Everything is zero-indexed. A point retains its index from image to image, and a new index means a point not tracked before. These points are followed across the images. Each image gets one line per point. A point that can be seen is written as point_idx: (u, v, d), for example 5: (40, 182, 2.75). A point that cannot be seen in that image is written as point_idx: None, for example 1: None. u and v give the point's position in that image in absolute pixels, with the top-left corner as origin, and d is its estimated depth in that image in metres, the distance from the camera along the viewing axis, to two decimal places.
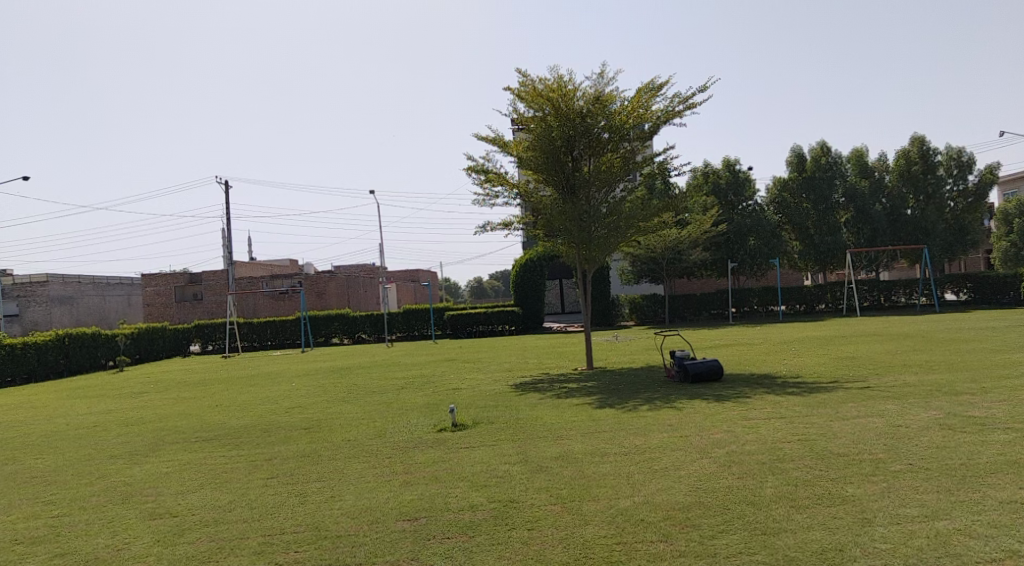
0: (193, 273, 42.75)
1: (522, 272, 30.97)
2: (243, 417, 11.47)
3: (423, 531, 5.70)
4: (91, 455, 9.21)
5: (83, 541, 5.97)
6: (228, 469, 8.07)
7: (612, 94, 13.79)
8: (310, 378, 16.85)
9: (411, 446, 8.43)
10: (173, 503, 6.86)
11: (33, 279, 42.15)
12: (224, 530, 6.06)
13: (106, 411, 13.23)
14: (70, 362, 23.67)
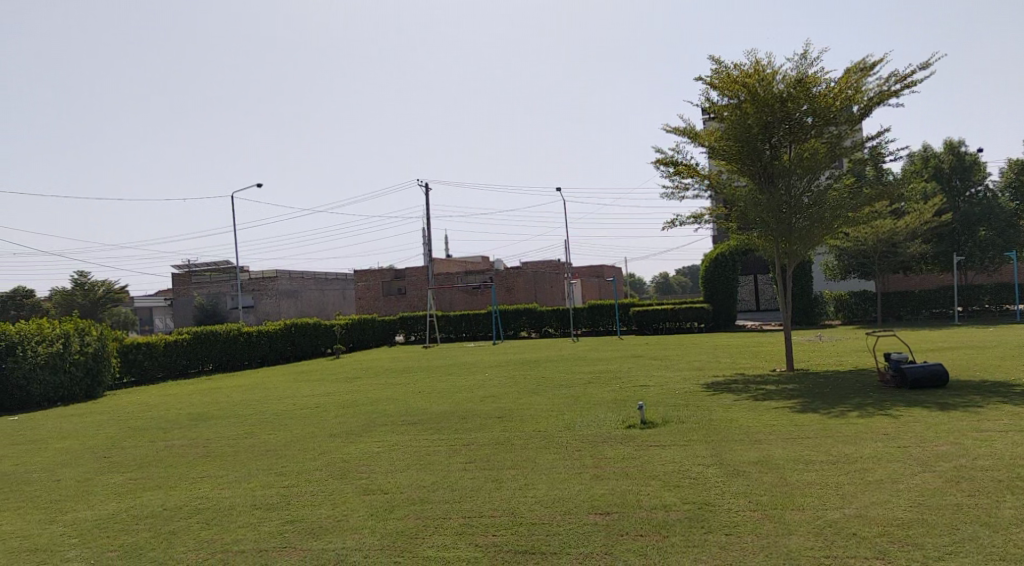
0: (398, 269, 45.76)
1: (714, 267, 29.95)
2: (443, 404, 12.11)
3: (616, 527, 5.69)
4: (314, 433, 10.18)
5: (309, 510, 6.60)
6: (431, 452, 8.55)
7: (816, 75, 12.92)
8: (503, 370, 17.40)
9: (602, 440, 8.45)
10: (383, 481, 7.38)
11: (264, 274, 47.18)
12: (429, 510, 6.43)
13: (326, 394, 14.56)
14: (296, 349, 26.22)
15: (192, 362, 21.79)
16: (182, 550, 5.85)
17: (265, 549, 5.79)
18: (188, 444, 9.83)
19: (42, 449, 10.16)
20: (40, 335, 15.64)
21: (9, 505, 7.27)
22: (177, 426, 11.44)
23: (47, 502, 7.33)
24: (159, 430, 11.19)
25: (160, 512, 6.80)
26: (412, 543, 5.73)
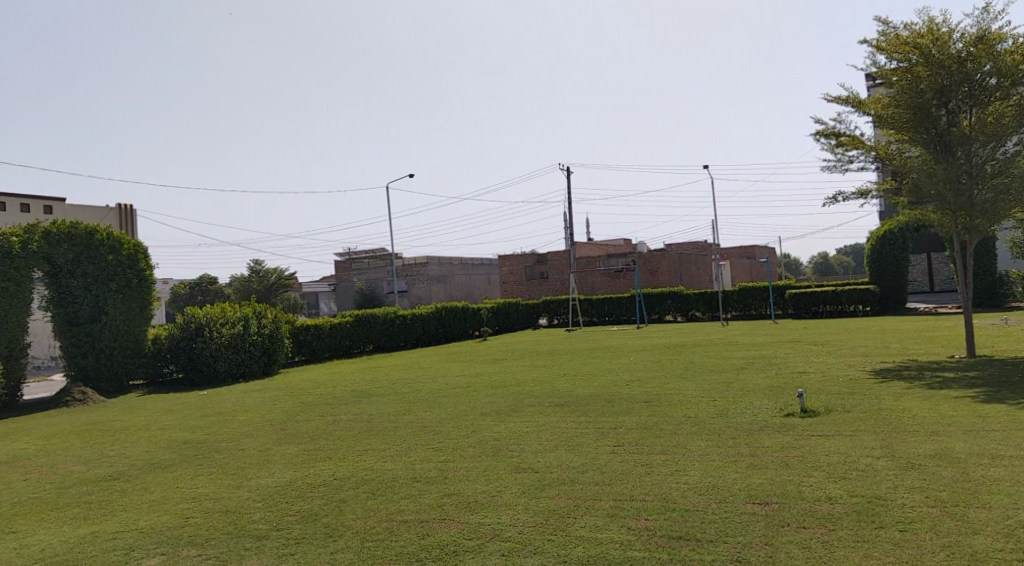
0: (541, 253, 46.19)
1: (880, 245, 27.94)
2: (590, 387, 12.12)
3: (776, 517, 5.48)
4: (465, 411, 10.50)
5: (464, 485, 6.83)
6: (580, 434, 8.59)
7: (1001, 31, 11.70)
8: (650, 354, 17.15)
9: (758, 428, 8.13)
10: (534, 460, 7.50)
11: (416, 260, 49.18)
12: (580, 490, 6.47)
13: (474, 374, 14.99)
14: (446, 331, 27.12)
15: (353, 343, 23.11)
16: (351, 517, 6.25)
17: (426, 520, 6.07)
18: (352, 419, 10.47)
19: (228, 421, 11.18)
20: (223, 317, 17.30)
21: (203, 471, 8.07)
22: (342, 402, 12.20)
23: (233, 469, 8.06)
24: (327, 405, 11.98)
25: (331, 481, 7.30)
26: (564, 522, 5.80)
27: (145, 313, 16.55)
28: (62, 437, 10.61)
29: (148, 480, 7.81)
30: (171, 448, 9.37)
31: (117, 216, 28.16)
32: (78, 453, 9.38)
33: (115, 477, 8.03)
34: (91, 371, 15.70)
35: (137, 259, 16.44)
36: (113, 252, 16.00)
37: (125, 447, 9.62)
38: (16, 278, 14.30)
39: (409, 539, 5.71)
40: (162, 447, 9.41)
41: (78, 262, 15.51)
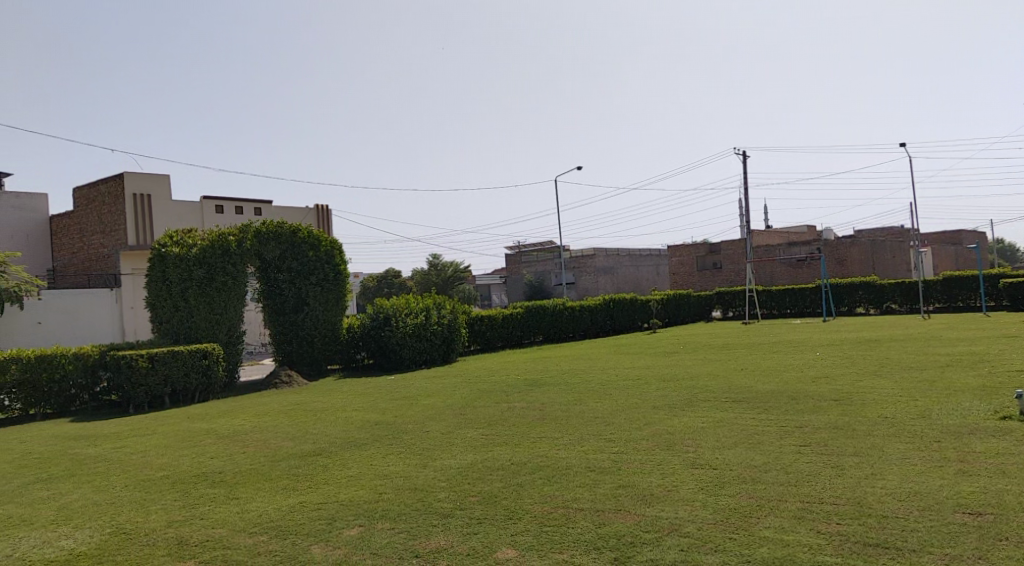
0: (714, 243, 44.69)
1: None
2: (771, 382, 11.57)
3: (992, 530, 4.96)
4: (638, 404, 10.41)
5: (640, 477, 6.78)
6: (760, 431, 8.25)
7: None
8: (837, 349, 16.09)
9: (967, 432, 7.38)
10: (712, 457, 7.30)
11: (585, 252, 49.35)
12: (763, 490, 6.21)
13: (646, 367, 14.82)
14: (615, 322, 27.00)
15: (525, 333, 23.66)
16: (530, 502, 6.41)
17: (602, 509, 6.09)
18: (527, 407, 10.72)
19: (413, 404, 11.85)
20: (407, 308, 18.35)
21: (392, 450, 8.62)
22: (516, 390, 12.53)
23: (419, 449, 8.54)
24: (502, 392, 12.36)
25: (508, 466, 7.52)
26: (747, 522, 5.59)
27: (340, 304, 17.88)
28: (272, 415, 11.76)
29: (345, 457, 8.46)
30: (364, 428, 10.09)
31: (314, 215, 30.57)
32: (285, 430, 10.35)
33: (317, 453, 8.78)
34: (295, 355, 17.26)
35: (333, 255, 17.78)
36: (312, 248, 17.41)
37: (324, 426, 10.49)
38: (232, 272, 15.97)
39: (586, 527, 5.77)
40: (357, 427, 10.16)
41: (283, 257, 17.05)
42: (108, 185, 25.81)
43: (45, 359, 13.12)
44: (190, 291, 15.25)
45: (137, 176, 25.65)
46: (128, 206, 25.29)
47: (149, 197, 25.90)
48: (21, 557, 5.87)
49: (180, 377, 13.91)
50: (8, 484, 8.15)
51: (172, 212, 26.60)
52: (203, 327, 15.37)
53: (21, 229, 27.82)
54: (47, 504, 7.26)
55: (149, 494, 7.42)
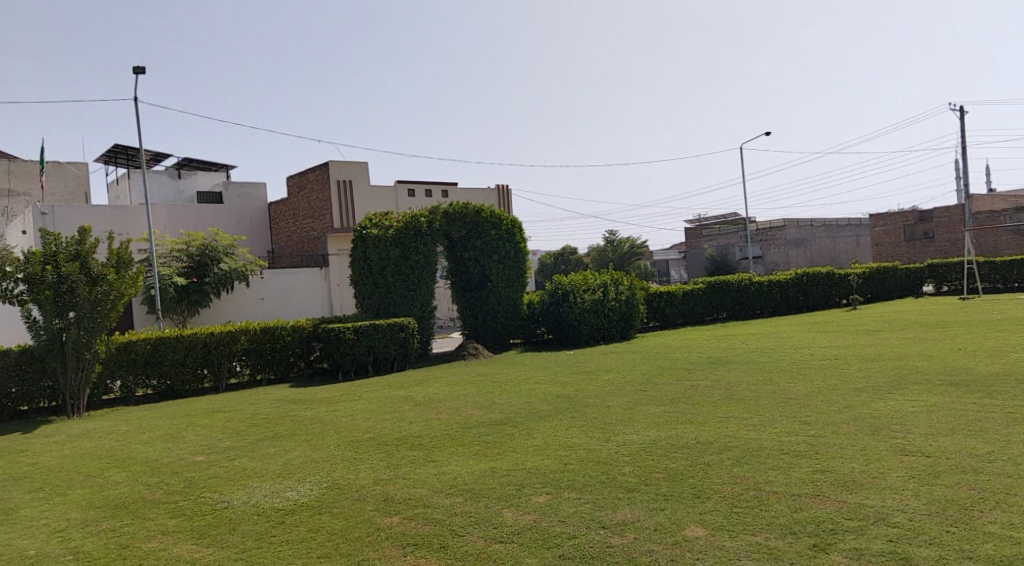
0: (924, 211, 40.66)
1: None
2: (995, 364, 10.39)
3: None
4: (836, 385, 9.77)
5: (840, 462, 6.38)
6: (981, 417, 7.45)
7: None
8: None
9: None
10: (924, 444, 6.70)
11: (774, 223, 46.85)
12: (987, 482, 5.62)
13: (846, 345, 13.84)
14: (808, 298, 25.46)
15: (708, 310, 23.00)
16: (719, 482, 6.25)
17: (798, 494, 5.81)
18: (713, 385, 10.43)
19: (594, 379, 11.95)
20: (586, 283, 18.47)
21: (577, 422, 8.75)
22: (700, 368, 12.22)
23: (603, 423, 8.60)
24: (686, 370, 12.11)
25: (696, 444, 7.36)
26: (968, 515, 5.09)
27: (522, 280, 18.32)
28: (462, 385, 12.35)
29: (532, 427, 8.71)
30: (548, 400, 10.33)
31: (497, 195, 31.48)
32: (475, 399, 10.84)
33: (506, 422, 9.11)
34: (480, 329, 17.95)
35: (514, 234, 18.23)
36: (496, 228, 17.93)
37: (510, 397, 10.86)
38: (423, 252, 16.82)
39: (781, 510, 5.54)
40: (542, 399, 10.41)
41: (469, 236, 17.71)
42: (315, 174, 28.16)
43: (268, 330, 14.66)
44: (387, 269, 16.32)
45: (340, 164, 27.76)
46: (332, 192, 27.46)
47: (349, 183, 27.95)
48: (255, 504, 6.63)
49: (381, 347, 14.98)
50: (242, 440, 9.22)
51: (370, 197, 28.51)
52: (400, 303, 16.41)
53: (246, 216, 31.10)
54: (274, 459, 8.13)
55: (357, 454, 8.08)
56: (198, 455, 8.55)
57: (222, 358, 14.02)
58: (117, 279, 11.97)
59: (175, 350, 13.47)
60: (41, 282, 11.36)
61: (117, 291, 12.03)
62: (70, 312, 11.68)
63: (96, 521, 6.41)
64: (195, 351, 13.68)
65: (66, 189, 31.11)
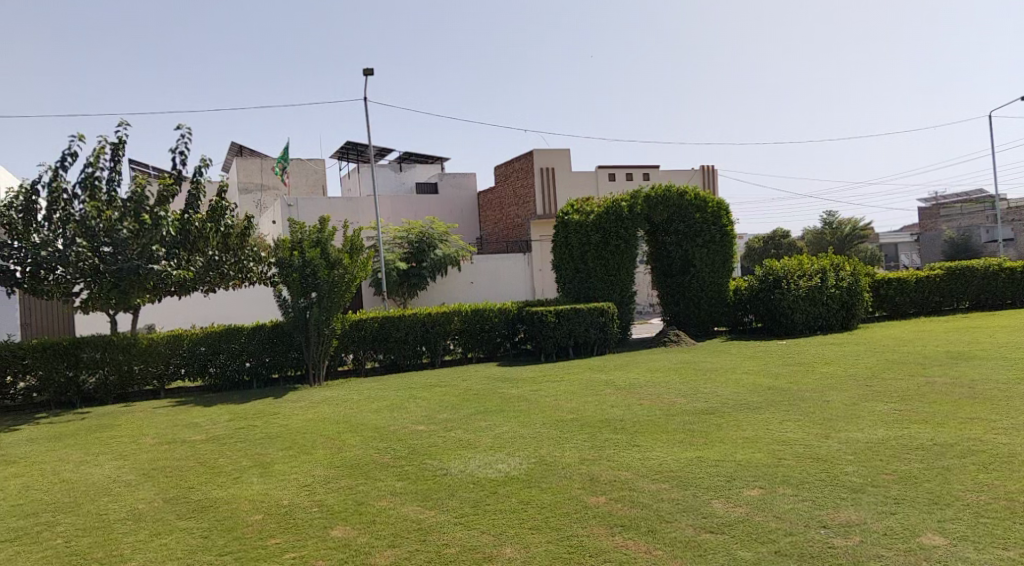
0: None
1: None
2: None
3: None
4: None
5: None
6: None
7: None
8: None
9: None
10: None
11: None
12: None
13: None
14: None
15: (946, 299, 20.72)
16: (961, 489, 5.65)
17: None
18: (951, 383, 9.41)
19: (809, 371, 11.26)
20: (801, 269, 17.38)
21: (791, 416, 8.30)
22: (936, 363, 11.06)
23: (821, 419, 8.07)
24: (919, 365, 11.02)
25: (932, 446, 6.70)
26: None
27: (728, 265, 17.56)
28: (666, 372, 12.19)
29: (741, 418, 8.39)
30: (759, 391, 9.89)
31: (702, 177, 30.54)
32: (680, 387, 10.64)
33: (712, 411, 8.84)
34: (682, 316, 17.61)
35: (721, 215, 17.45)
36: (700, 211, 17.33)
37: (717, 386, 10.53)
38: (625, 237, 16.68)
39: None
40: (751, 390, 9.99)
41: (672, 221, 17.34)
42: (521, 162, 29.00)
43: (478, 311, 15.38)
44: (588, 254, 16.49)
45: (543, 152, 28.36)
46: (536, 179, 28.15)
47: (552, 170, 28.46)
48: (471, 473, 7.02)
49: (582, 332, 15.16)
50: (457, 413, 9.79)
51: (573, 183, 28.85)
52: (600, 288, 16.52)
53: (458, 204, 32.77)
54: (486, 432, 8.54)
55: (563, 433, 8.26)
56: (419, 425, 9.21)
57: (437, 337, 14.94)
58: (351, 263, 13.17)
59: (398, 328, 14.57)
60: (289, 265, 12.79)
61: (351, 274, 13.25)
62: (312, 292, 13.03)
63: (335, 478, 7.13)
64: (414, 330, 14.71)
65: (306, 182, 34.66)
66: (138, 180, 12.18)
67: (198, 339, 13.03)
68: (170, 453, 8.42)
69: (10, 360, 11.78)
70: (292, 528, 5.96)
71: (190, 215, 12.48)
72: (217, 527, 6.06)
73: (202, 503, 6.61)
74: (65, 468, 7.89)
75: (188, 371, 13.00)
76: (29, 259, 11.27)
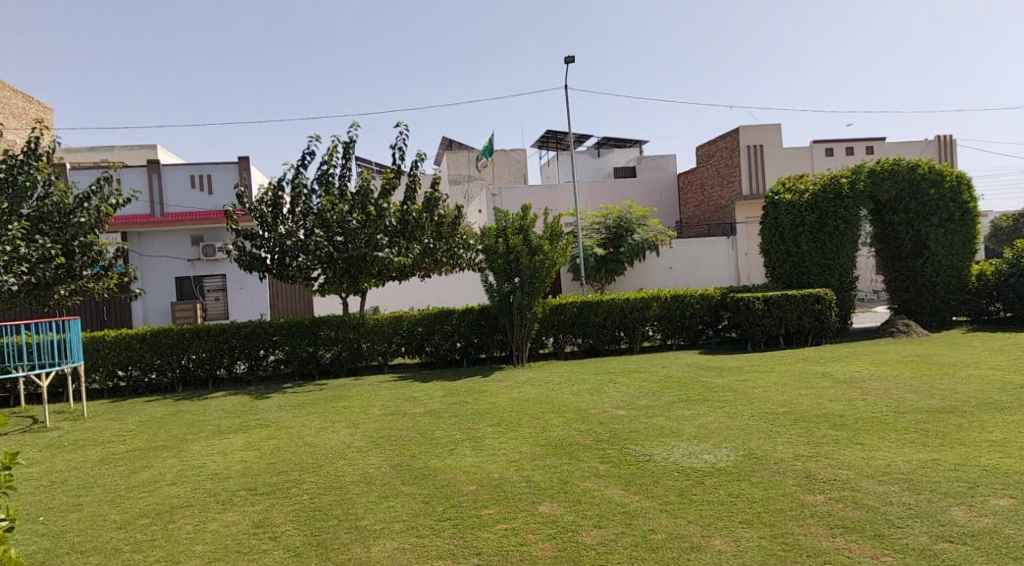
0: None
1: None
2: None
3: None
4: None
5: None
6: None
7: None
8: None
9: None
10: None
11: None
12: None
13: None
14: None
15: None
16: None
17: None
18: None
19: None
20: None
21: None
22: None
23: None
24: None
25: None
26: None
27: (968, 247, 15.78)
28: (892, 365, 11.20)
29: (984, 419, 7.51)
30: (1004, 390, 8.79)
31: (936, 148, 27.58)
32: (908, 382, 9.73)
33: (948, 410, 8.00)
34: (913, 304, 16.02)
35: (960, 190, 15.71)
36: (935, 186, 15.63)
37: (953, 383, 9.48)
38: (846, 217, 15.45)
39: None
40: (995, 388, 8.90)
41: (901, 198, 15.82)
42: (725, 141, 27.94)
43: (679, 298, 15.07)
44: (801, 237, 15.54)
45: (751, 129, 27.14)
46: (743, 158, 26.97)
47: (762, 148, 27.10)
48: (676, 461, 6.92)
49: (794, 320, 14.31)
50: (658, 399, 9.69)
51: (785, 160, 27.27)
52: (815, 273, 15.49)
53: (657, 188, 32.25)
54: (691, 421, 8.37)
55: (775, 426, 7.89)
56: (621, 409, 9.22)
57: (636, 322, 14.85)
58: (552, 249, 13.39)
59: (597, 313, 14.68)
60: (495, 251, 13.32)
61: (551, 260, 13.48)
62: (516, 277, 13.46)
63: (541, 456, 7.36)
64: (614, 315, 14.73)
65: (509, 171, 35.82)
66: (364, 175, 13.24)
67: (416, 320, 13.99)
68: (394, 424, 9.14)
69: (263, 335, 13.36)
70: (503, 501, 6.24)
71: (409, 206, 13.41)
72: (436, 494, 6.50)
73: (423, 472, 7.12)
74: (307, 433, 8.84)
75: (408, 349, 14.01)
76: (277, 247, 12.74)
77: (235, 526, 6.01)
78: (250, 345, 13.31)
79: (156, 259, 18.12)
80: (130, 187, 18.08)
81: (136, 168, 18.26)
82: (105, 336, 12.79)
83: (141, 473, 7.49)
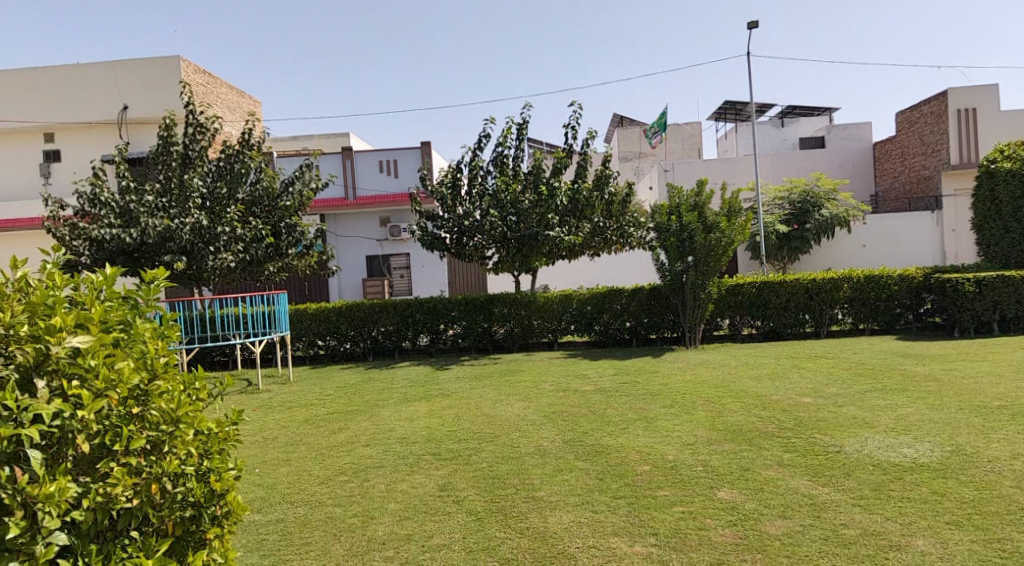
0: None
1: None
2: None
3: None
4: None
5: None
6: None
7: None
8: None
9: None
10: None
11: None
12: None
13: None
14: None
15: None
16: None
17: None
18: None
19: None
20: None
21: None
22: None
23: None
24: None
25: None
26: None
27: None
28: None
29: None
30: None
31: None
32: None
33: None
34: None
35: None
36: None
37: None
38: None
39: None
40: None
41: None
42: (931, 106, 25.43)
43: (873, 278, 13.97)
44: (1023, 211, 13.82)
45: (962, 90, 24.44)
46: (951, 123, 24.44)
47: (975, 112, 24.38)
48: (870, 454, 6.47)
49: (1011, 304, 12.82)
50: (849, 388, 9.07)
51: (1003, 125, 24.35)
52: None
53: (848, 160, 30.02)
54: (886, 412, 7.76)
55: (988, 421, 7.13)
56: (806, 396, 8.74)
57: (824, 304, 13.98)
58: (729, 227, 12.85)
59: (779, 295, 13.96)
60: (667, 229, 13.02)
61: (728, 238, 12.92)
62: (689, 256, 13.08)
63: (720, 441, 7.15)
64: (798, 296, 13.96)
65: (683, 147, 34.81)
66: (537, 154, 13.41)
67: (585, 299, 14.05)
68: (568, 400, 9.26)
69: (443, 311, 14.00)
70: (680, 483, 6.14)
71: (580, 184, 13.39)
72: (610, 471, 6.52)
73: (596, 448, 7.16)
74: (485, 404, 9.18)
75: (577, 328, 14.10)
76: (456, 227, 13.28)
77: (422, 488, 6.38)
78: (432, 320, 13.99)
79: (348, 238, 19.50)
80: (326, 171, 19.52)
81: (331, 153, 19.69)
82: (307, 309, 13.98)
83: (339, 434, 8.15)
